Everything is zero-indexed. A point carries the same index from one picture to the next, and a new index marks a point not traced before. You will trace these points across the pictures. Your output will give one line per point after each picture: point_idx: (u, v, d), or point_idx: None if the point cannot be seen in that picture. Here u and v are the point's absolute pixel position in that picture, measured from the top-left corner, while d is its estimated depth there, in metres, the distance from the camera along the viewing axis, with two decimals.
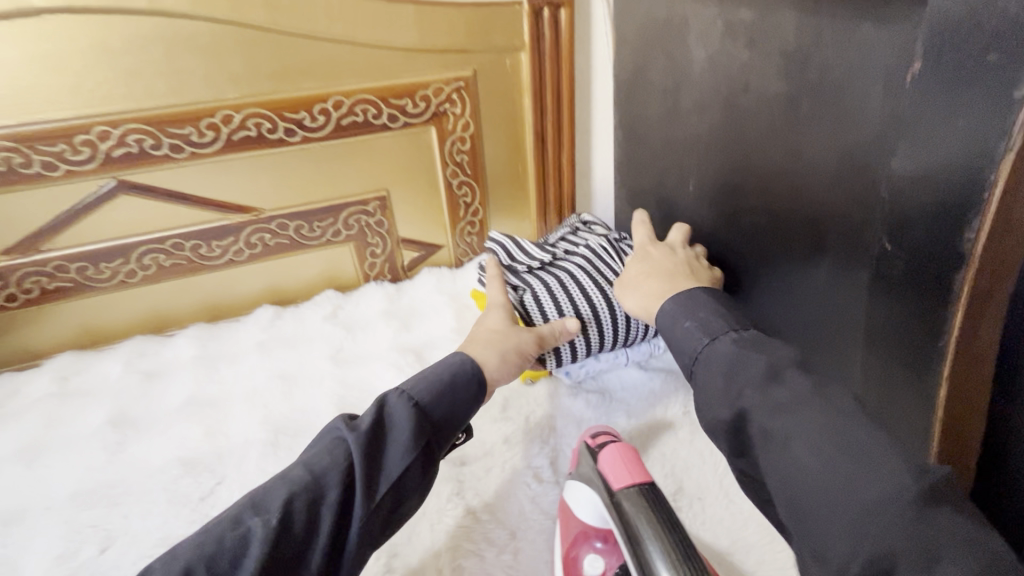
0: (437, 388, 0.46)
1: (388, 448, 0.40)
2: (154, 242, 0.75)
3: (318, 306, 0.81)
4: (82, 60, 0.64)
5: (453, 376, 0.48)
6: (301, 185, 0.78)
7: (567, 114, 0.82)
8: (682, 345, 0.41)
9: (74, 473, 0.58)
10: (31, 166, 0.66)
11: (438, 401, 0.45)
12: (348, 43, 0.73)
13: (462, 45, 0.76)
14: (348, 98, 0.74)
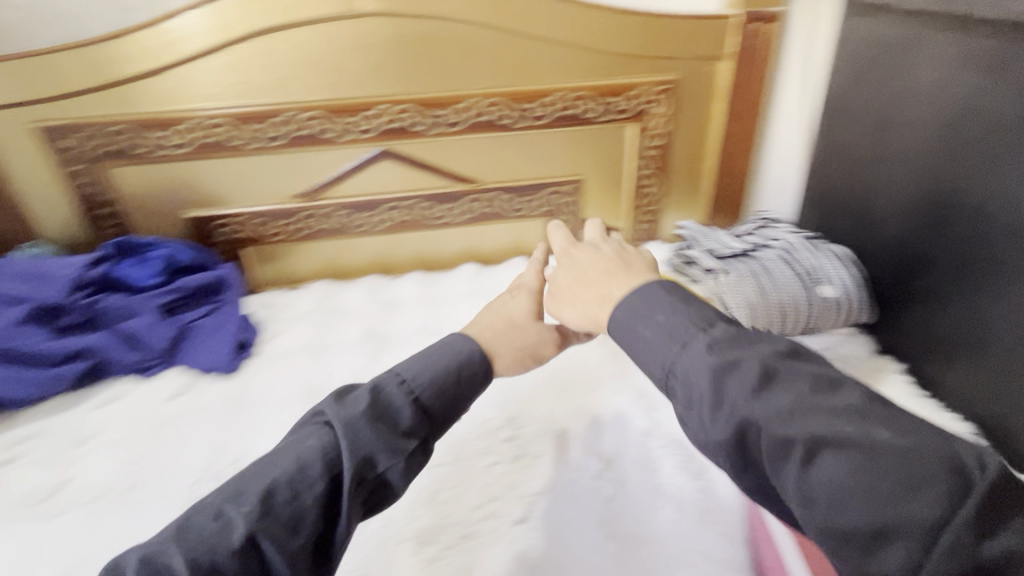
0: (428, 371, 0.56)
1: (361, 439, 0.48)
2: (399, 202, 1.22)
3: (513, 272, 1.28)
4: (382, 73, 1.09)
5: (457, 356, 0.59)
6: (514, 159, 1.22)
7: (747, 114, 1.23)
8: (659, 351, 0.48)
9: (324, 356, 1.04)
10: (329, 133, 1.12)
11: (419, 399, 0.53)
12: (574, 46, 1.12)
13: (675, 56, 1.16)
14: (568, 91, 1.16)
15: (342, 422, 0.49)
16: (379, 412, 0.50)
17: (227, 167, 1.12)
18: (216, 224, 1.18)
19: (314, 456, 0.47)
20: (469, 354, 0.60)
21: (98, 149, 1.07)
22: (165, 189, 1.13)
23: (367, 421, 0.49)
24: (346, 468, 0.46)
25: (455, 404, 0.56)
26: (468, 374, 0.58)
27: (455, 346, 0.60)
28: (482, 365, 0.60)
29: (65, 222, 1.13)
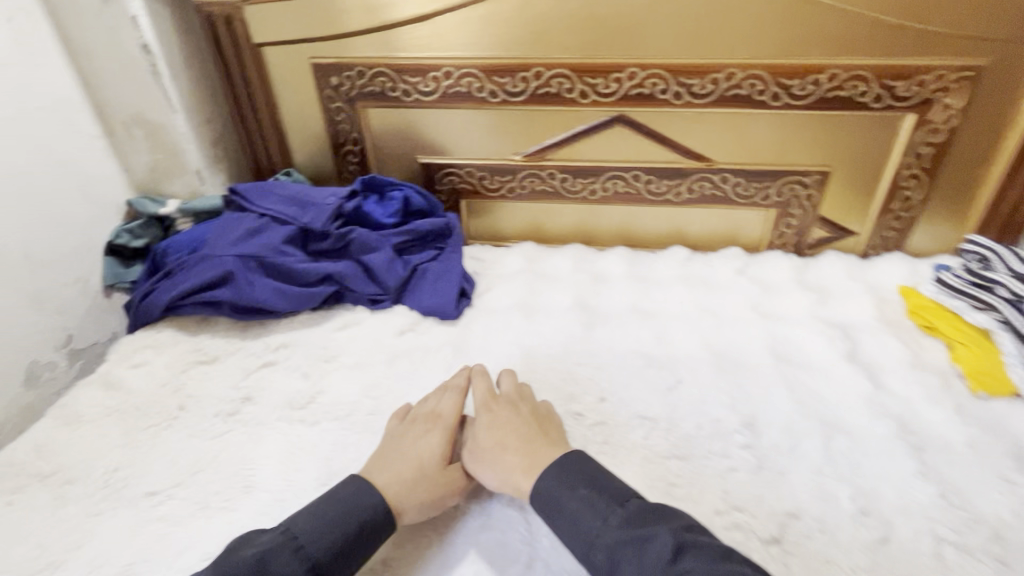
0: (331, 530, 0.61)
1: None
2: (621, 171, 1.17)
3: (728, 262, 1.17)
4: (643, 34, 1.02)
5: (352, 507, 0.64)
6: (759, 143, 1.11)
7: None
8: (587, 525, 0.60)
9: (538, 316, 1.04)
10: (572, 94, 1.09)
11: (330, 539, 0.61)
12: (869, 17, 0.97)
13: (991, 38, 0.97)
14: (845, 72, 1.01)
15: (281, 538, 0.60)
16: (302, 542, 0.60)
17: (467, 117, 1.14)
18: (443, 172, 1.22)
19: (284, 556, 0.58)
20: (365, 496, 0.65)
21: (359, 89, 1.14)
22: (405, 133, 1.19)
23: (304, 538, 0.60)
24: (287, 557, 0.58)
25: (354, 552, 0.62)
26: (361, 531, 0.63)
27: (354, 496, 0.65)
28: (375, 508, 0.65)
29: (319, 154, 1.25)
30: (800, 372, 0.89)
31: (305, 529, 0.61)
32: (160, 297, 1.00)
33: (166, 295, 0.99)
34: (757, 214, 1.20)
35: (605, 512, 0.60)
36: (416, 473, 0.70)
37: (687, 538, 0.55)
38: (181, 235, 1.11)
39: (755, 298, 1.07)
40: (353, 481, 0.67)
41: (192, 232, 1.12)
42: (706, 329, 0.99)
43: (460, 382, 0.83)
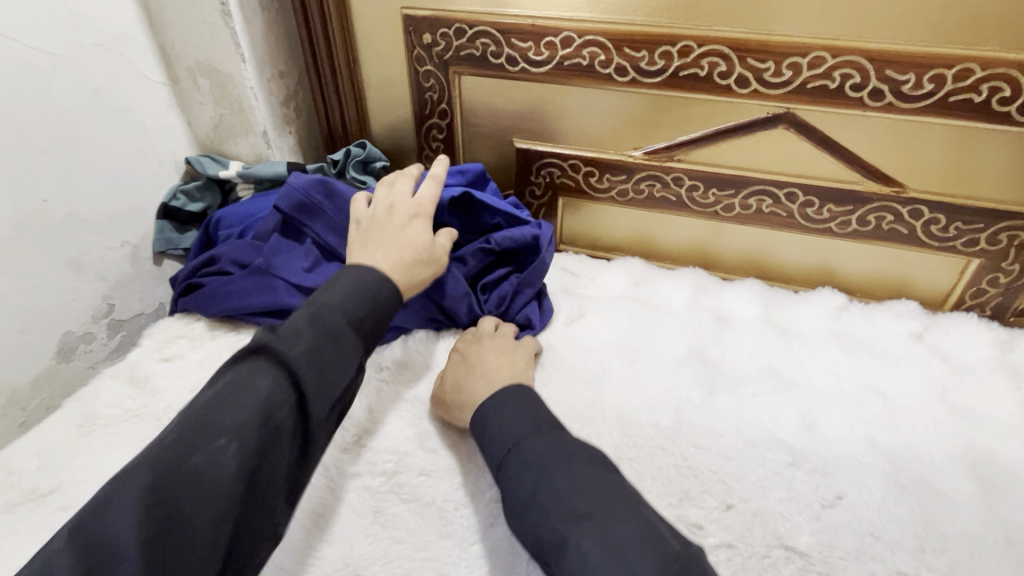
0: (360, 309, 0.61)
1: (339, 364, 0.56)
2: (772, 186, 0.90)
3: (900, 322, 0.89)
4: (847, 6, 0.73)
5: (376, 289, 0.63)
6: (980, 171, 0.81)
7: None
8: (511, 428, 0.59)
9: (645, 365, 0.81)
10: (727, 80, 0.83)
11: (360, 309, 0.60)
12: None
13: None
14: None
15: (321, 314, 0.57)
16: (344, 319, 0.58)
17: (583, 98, 0.91)
18: (542, 162, 1.00)
19: (334, 338, 0.56)
20: (381, 285, 0.64)
21: (455, 51, 0.93)
22: (504, 110, 0.97)
23: (342, 314, 0.58)
24: (335, 328, 0.57)
25: (379, 327, 0.63)
26: (381, 311, 0.63)
27: (374, 282, 0.64)
28: (390, 292, 0.65)
29: (401, 124, 1.07)
30: (1020, 513, 0.63)
31: (341, 307, 0.59)
32: (201, 297, 0.85)
33: (207, 295, 0.84)
34: (950, 262, 0.90)
35: (540, 451, 0.56)
36: (410, 257, 0.71)
37: (583, 472, 0.53)
38: (235, 210, 0.96)
39: (942, 382, 0.79)
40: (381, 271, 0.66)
41: (248, 206, 0.96)
42: (872, 418, 0.74)
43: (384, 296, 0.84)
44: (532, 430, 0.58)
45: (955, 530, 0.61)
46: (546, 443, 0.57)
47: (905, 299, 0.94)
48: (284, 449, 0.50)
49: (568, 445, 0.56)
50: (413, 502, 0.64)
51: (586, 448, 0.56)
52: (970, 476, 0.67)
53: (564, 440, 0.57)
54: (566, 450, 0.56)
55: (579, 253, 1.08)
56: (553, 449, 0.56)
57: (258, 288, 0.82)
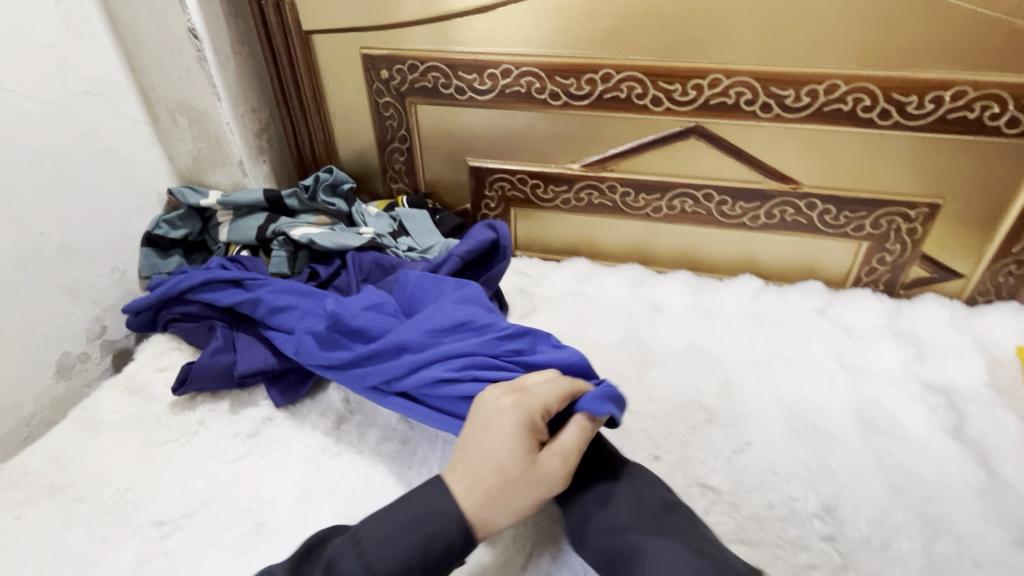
0: (401, 561, 0.55)
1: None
2: (691, 189, 1.04)
3: (808, 299, 1.03)
4: (733, 36, 0.88)
5: (423, 523, 0.56)
6: (858, 168, 0.96)
7: None
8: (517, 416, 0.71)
9: (589, 348, 0.94)
10: (643, 100, 0.97)
11: (388, 549, 0.55)
12: (1018, 28, 0.80)
13: None
14: (976, 91, 0.85)
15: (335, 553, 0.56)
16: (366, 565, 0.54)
17: (524, 120, 1.04)
18: (493, 177, 1.13)
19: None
20: (448, 517, 0.57)
21: (410, 84, 1.05)
22: (456, 133, 1.10)
23: (364, 551, 0.55)
24: (346, 566, 0.54)
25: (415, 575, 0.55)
26: (434, 547, 0.56)
27: (431, 527, 0.56)
28: (457, 533, 0.57)
29: (365, 150, 1.18)
30: (894, 446, 0.76)
31: (366, 540, 0.56)
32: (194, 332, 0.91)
33: (191, 371, 0.83)
34: (846, 245, 1.05)
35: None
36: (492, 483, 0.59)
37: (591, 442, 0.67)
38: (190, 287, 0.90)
39: (839, 347, 0.93)
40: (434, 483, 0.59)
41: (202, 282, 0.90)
42: (778, 381, 0.87)
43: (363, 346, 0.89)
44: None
45: (839, 461, 0.74)
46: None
47: (813, 280, 1.09)
48: None
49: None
50: (388, 454, 0.77)
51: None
52: (855, 419, 0.80)
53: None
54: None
55: (532, 257, 1.20)
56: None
57: (252, 347, 0.86)
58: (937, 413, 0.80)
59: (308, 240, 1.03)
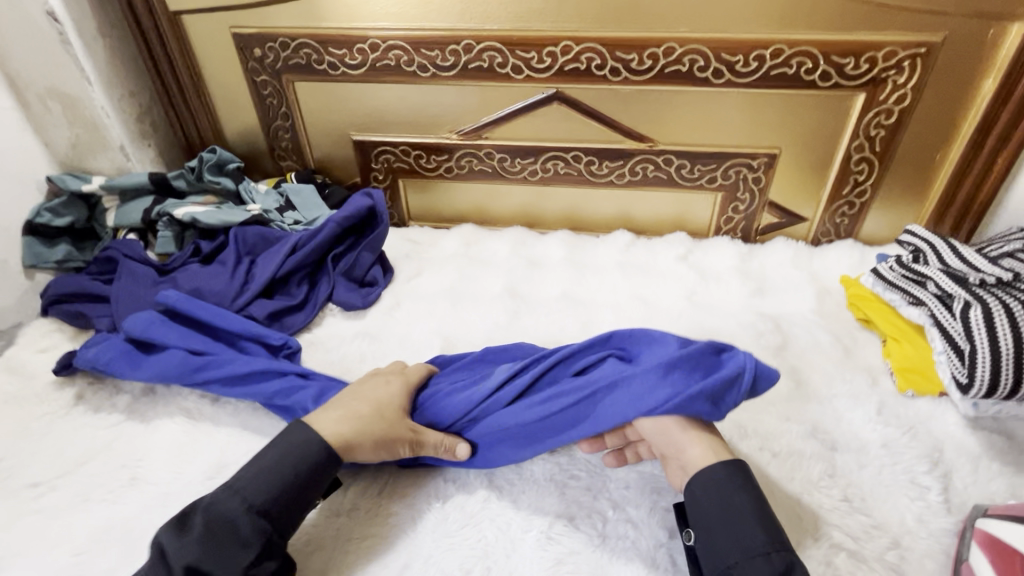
0: (278, 493, 0.59)
1: (241, 544, 0.56)
2: (561, 152, 1.12)
3: (672, 248, 1.13)
4: (575, 4, 0.95)
5: (285, 443, 0.62)
6: (702, 124, 1.05)
7: (996, 99, 0.94)
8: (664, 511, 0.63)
9: (467, 303, 1.00)
10: (505, 69, 1.03)
11: (263, 485, 0.59)
12: None
13: (945, 10, 0.90)
14: (789, 49, 0.95)
15: (215, 511, 0.57)
16: (258, 509, 0.58)
17: (398, 93, 1.09)
18: (377, 150, 1.17)
19: (239, 531, 0.57)
20: (309, 441, 0.63)
21: (284, 61, 1.08)
22: (336, 108, 1.13)
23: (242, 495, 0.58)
24: (230, 509, 0.57)
25: (288, 493, 0.60)
26: (303, 473, 0.61)
27: (293, 456, 0.61)
28: (324, 459, 0.62)
29: (252, 130, 1.20)
30: None
31: (246, 490, 0.59)
32: (77, 314, 0.94)
33: (73, 355, 0.85)
34: (704, 196, 1.14)
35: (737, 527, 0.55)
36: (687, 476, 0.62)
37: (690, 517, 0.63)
38: (149, 328, 0.84)
39: (693, 287, 1.03)
40: (303, 431, 0.63)
41: (160, 327, 0.84)
42: (635, 319, 0.96)
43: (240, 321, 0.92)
44: (760, 545, 0.54)
45: None
46: (748, 522, 0.55)
47: (680, 231, 1.18)
48: None
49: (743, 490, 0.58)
50: (262, 412, 0.80)
51: (730, 470, 0.59)
52: None
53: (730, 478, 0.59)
54: (741, 511, 0.56)
55: (426, 226, 1.25)
56: (715, 506, 0.57)
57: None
58: (765, 335, 0.91)
59: (191, 218, 1.06)
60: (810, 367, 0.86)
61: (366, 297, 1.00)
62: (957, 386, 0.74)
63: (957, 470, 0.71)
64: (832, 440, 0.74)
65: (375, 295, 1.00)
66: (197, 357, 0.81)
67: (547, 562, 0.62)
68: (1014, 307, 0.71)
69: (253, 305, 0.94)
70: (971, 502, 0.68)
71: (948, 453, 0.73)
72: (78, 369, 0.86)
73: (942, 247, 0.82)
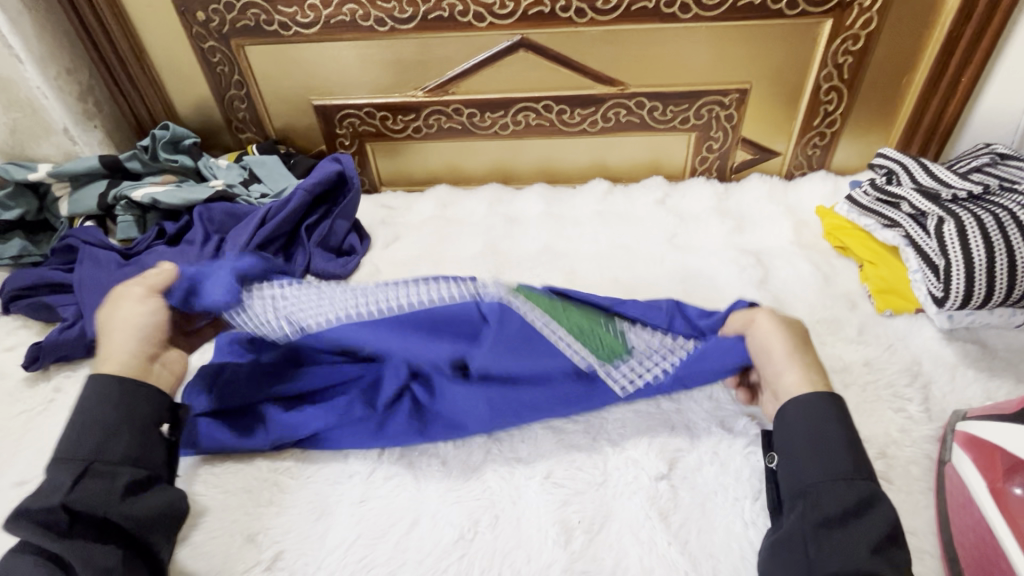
0: (95, 402, 0.59)
1: (63, 486, 0.54)
2: (531, 102, 1.09)
3: (650, 192, 1.12)
4: None
5: (106, 383, 0.60)
6: (671, 64, 1.04)
7: (962, 20, 0.94)
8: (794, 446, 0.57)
9: (450, 264, 0.99)
10: (466, 17, 0.99)
11: (91, 428, 0.58)
12: None
13: None
14: None
15: (48, 480, 0.55)
16: (90, 450, 0.56)
17: (356, 51, 1.04)
18: (341, 114, 1.13)
19: (62, 483, 0.54)
20: (109, 380, 0.61)
21: (230, 24, 1.02)
22: (293, 72, 1.08)
23: (72, 454, 0.56)
24: (63, 468, 0.55)
25: (109, 408, 0.59)
26: (133, 400, 0.61)
27: (100, 393, 0.60)
28: (110, 384, 0.60)
29: (206, 102, 1.14)
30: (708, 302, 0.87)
31: (71, 450, 0.56)
32: (40, 306, 0.90)
33: (41, 347, 0.82)
34: (678, 138, 1.13)
35: (824, 448, 0.55)
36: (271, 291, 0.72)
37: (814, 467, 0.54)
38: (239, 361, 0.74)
39: (673, 230, 1.03)
40: (94, 379, 0.61)
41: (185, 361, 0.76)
42: (619, 265, 0.96)
43: None
44: (847, 471, 0.53)
45: None
46: (837, 447, 0.54)
47: (656, 175, 1.18)
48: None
49: (842, 421, 0.57)
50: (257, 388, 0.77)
51: (821, 397, 0.58)
52: (680, 286, 0.91)
53: (811, 399, 0.58)
54: (831, 441, 0.55)
55: (398, 190, 1.22)
56: (808, 432, 0.56)
57: None
58: (746, 271, 0.91)
59: (151, 198, 1.01)
60: (791, 297, 0.87)
61: (347, 263, 0.98)
62: (933, 300, 0.76)
63: (938, 380, 0.74)
64: None
65: (353, 262, 0.98)
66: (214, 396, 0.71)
67: (552, 503, 0.63)
68: (984, 219, 0.73)
69: None
70: (950, 408, 0.71)
71: (926, 366, 0.76)
72: (47, 362, 0.83)
73: (914, 167, 0.84)
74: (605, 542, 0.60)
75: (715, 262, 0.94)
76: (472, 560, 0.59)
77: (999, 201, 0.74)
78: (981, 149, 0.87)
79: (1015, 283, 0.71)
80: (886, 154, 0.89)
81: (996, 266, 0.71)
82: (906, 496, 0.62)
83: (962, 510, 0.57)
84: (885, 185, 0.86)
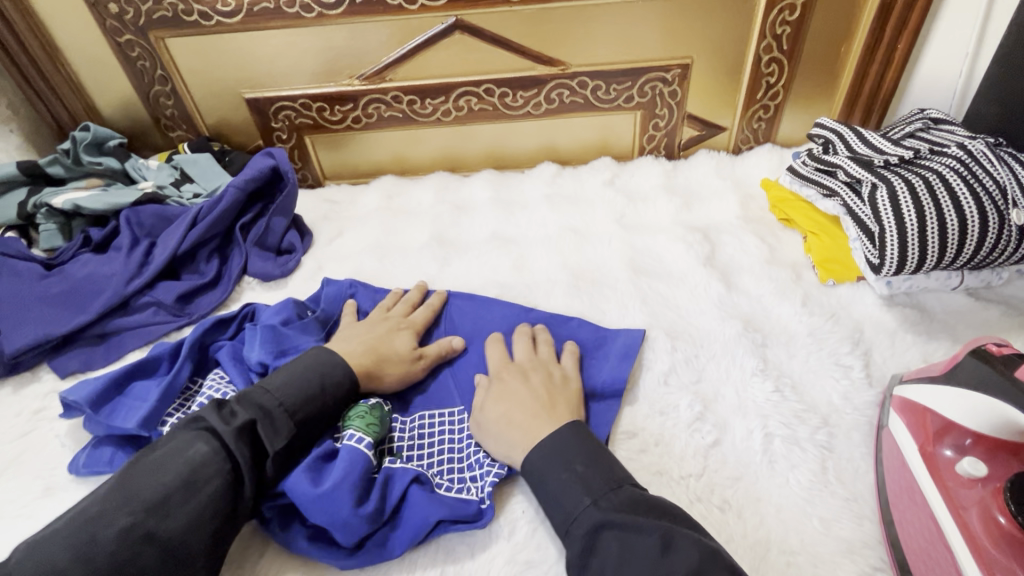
0: (308, 402, 0.60)
1: (278, 425, 0.58)
2: (472, 86, 1.06)
3: (598, 173, 1.10)
4: None
5: (326, 373, 0.63)
6: (611, 42, 1.02)
7: None
8: (559, 492, 0.55)
9: (396, 255, 0.96)
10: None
11: (296, 388, 0.60)
12: None
13: None
14: None
15: (254, 399, 0.58)
16: (293, 409, 0.59)
17: (285, 39, 1.00)
18: (276, 107, 1.08)
19: (265, 420, 0.57)
20: (333, 361, 0.64)
21: (147, 15, 0.97)
22: (219, 65, 1.03)
23: (275, 393, 0.59)
24: (267, 404, 0.58)
25: (322, 401, 0.61)
26: (337, 402, 0.63)
27: (322, 369, 0.63)
28: (346, 381, 0.64)
29: (131, 101, 1.09)
30: (658, 282, 0.86)
31: (278, 389, 0.59)
32: None
33: None
34: (623, 117, 1.11)
35: (560, 488, 0.55)
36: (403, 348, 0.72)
37: (571, 508, 0.53)
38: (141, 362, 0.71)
39: (622, 211, 1.02)
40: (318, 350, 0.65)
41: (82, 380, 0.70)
42: (569, 248, 0.94)
43: (145, 314, 0.85)
44: (586, 499, 0.53)
45: (609, 304, 0.83)
46: (570, 482, 0.55)
47: (605, 156, 1.16)
48: (209, 499, 0.51)
49: (586, 456, 0.57)
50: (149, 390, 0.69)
51: (563, 437, 0.58)
52: (628, 266, 0.89)
53: (559, 431, 0.59)
54: (565, 478, 0.55)
55: (343, 184, 1.18)
56: (548, 479, 0.56)
57: (23, 325, 0.81)
58: (694, 247, 0.90)
59: (74, 204, 0.95)
60: (737, 271, 0.87)
61: (291, 259, 0.95)
62: (871, 267, 0.77)
63: (880, 346, 0.75)
64: (760, 335, 0.76)
65: (291, 257, 0.95)
66: (122, 407, 0.67)
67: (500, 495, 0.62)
68: (914, 183, 0.74)
69: (159, 289, 0.87)
70: (890, 372, 0.72)
71: (867, 332, 0.76)
72: None
73: (849, 135, 0.85)
74: (550, 529, 0.59)
75: (664, 240, 0.93)
76: (415, 561, 0.57)
77: (929, 165, 0.75)
78: (917, 112, 0.89)
79: (947, 244, 0.72)
80: (820, 125, 0.89)
81: (926, 230, 0.72)
82: (847, 463, 0.63)
83: (897, 478, 0.58)
84: (822, 154, 0.87)
